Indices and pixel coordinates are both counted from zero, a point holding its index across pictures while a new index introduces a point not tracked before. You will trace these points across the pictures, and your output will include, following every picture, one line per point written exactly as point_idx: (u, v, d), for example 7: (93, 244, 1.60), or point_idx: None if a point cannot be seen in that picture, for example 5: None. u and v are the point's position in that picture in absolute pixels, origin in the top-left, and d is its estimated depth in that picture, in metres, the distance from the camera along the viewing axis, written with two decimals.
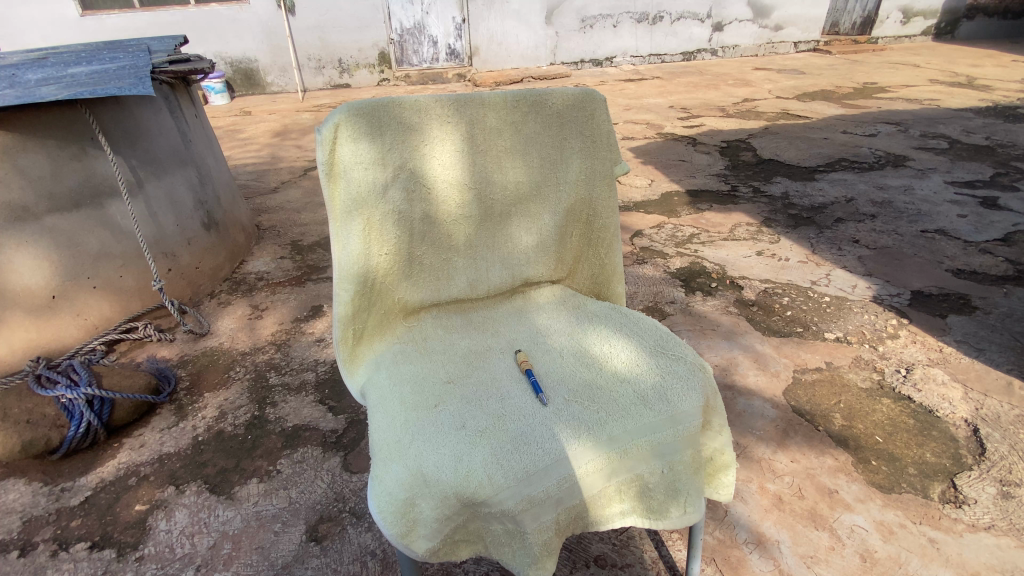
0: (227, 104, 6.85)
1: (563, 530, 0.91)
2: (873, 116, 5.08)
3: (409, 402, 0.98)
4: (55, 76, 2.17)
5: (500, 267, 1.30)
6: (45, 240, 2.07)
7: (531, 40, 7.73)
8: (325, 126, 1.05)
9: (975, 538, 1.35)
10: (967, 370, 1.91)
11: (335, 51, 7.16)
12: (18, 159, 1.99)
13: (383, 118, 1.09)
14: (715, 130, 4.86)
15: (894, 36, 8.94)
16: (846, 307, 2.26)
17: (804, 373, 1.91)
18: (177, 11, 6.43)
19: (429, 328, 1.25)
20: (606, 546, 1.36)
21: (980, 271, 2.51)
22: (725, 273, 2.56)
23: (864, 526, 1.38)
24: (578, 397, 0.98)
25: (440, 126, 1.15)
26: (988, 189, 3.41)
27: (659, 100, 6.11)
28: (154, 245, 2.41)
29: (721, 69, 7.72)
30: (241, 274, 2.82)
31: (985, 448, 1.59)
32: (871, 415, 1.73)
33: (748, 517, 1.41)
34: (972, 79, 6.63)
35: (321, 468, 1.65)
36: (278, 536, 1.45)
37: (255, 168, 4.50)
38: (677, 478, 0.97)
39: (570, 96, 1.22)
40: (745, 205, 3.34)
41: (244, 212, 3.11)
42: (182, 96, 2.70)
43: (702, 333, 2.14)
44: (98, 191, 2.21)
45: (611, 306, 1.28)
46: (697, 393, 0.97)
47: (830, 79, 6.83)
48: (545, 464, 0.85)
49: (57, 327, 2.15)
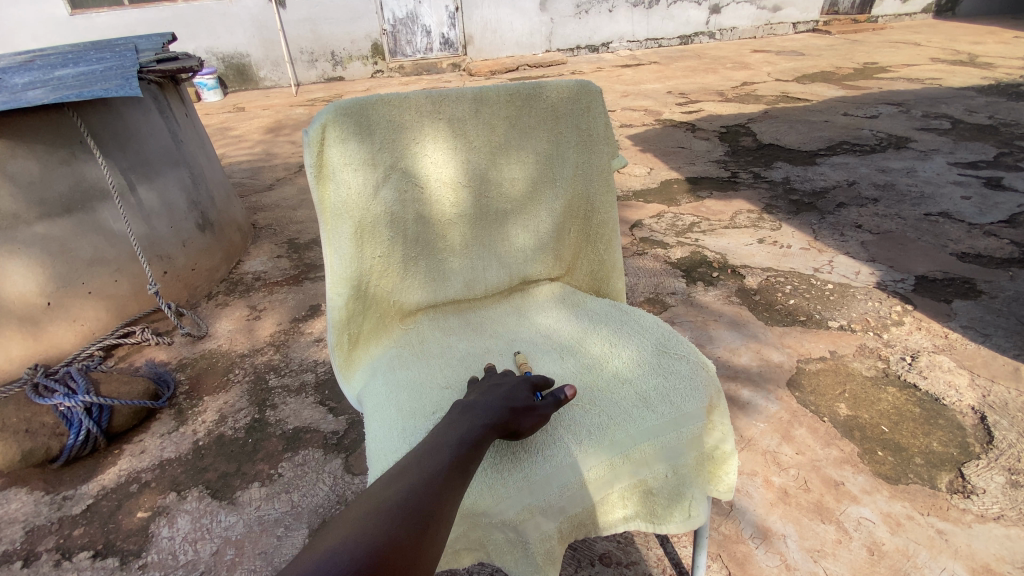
0: (219, 100, 6.78)
1: (566, 537, 0.90)
2: (875, 97, 5.01)
3: (406, 410, 0.95)
4: (42, 79, 2.13)
5: (497, 266, 1.28)
6: (37, 246, 2.05)
7: (525, 28, 7.62)
8: (313, 127, 1.02)
9: (984, 528, 1.34)
10: (973, 356, 1.88)
11: (327, 44, 7.07)
12: (7, 167, 1.96)
13: (371, 117, 1.06)
14: (713, 115, 4.81)
15: (894, 14, 8.80)
16: (849, 295, 2.24)
17: (808, 363, 1.89)
18: (166, 7, 6.34)
19: (426, 330, 1.22)
20: (610, 544, 1.35)
21: (985, 254, 2.47)
22: (726, 263, 2.53)
23: (871, 518, 1.37)
24: (579, 401, 0.95)
25: (431, 123, 1.13)
26: (992, 170, 3.37)
27: (657, 86, 6.04)
28: (148, 248, 2.39)
29: (719, 53, 7.61)
30: (238, 274, 2.79)
31: (992, 436, 1.57)
32: (876, 405, 1.71)
33: (754, 512, 1.40)
34: (975, 56, 6.53)
35: (323, 470, 1.63)
36: (281, 541, 1.44)
37: (250, 165, 4.46)
38: (681, 482, 0.95)
39: (566, 89, 1.19)
40: (746, 192, 3.30)
41: (239, 211, 3.07)
42: (171, 96, 2.66)
43: (704, 324, 2.12)
44: (89, 195, 2.18)
45: (611, 305, 1.25)
46: (701, 394, 0.95)
47: (830, 60, 6.73)
48: (546, 473, 0.84)
49: (54, 334, 2.13)
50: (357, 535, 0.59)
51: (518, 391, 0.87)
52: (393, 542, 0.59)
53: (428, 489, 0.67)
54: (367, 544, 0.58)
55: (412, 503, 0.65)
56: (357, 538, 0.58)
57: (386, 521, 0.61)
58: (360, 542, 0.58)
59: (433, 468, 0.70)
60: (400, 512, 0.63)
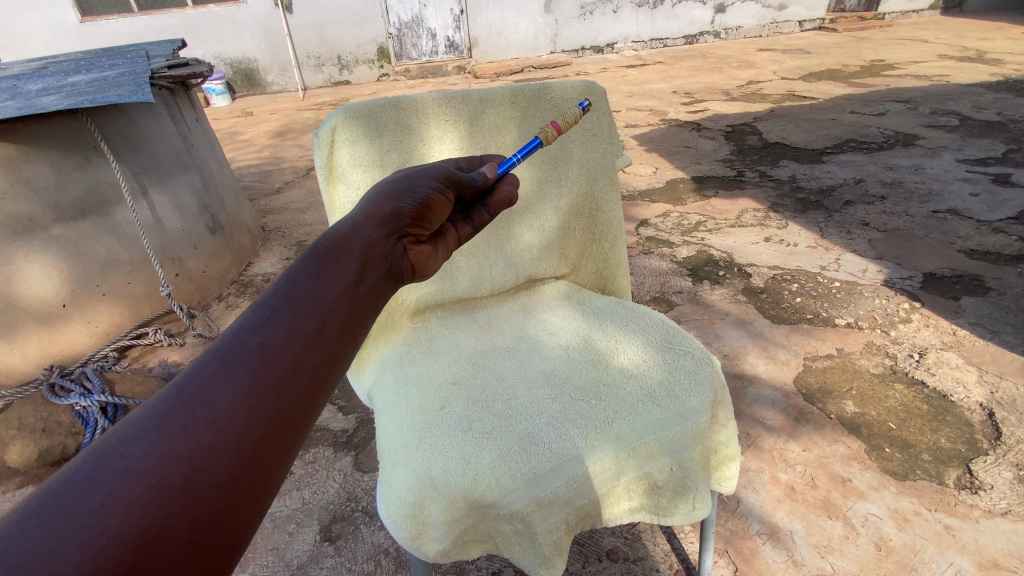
0: (228, 105, 6.87)
1: (573, 529, 0.92)
2: (882, 95, 4.99)
3: (416, 405, 0.97)
4: (56, 86, 2.18)
5: (503, 264, 1.31)
6: (52, 249, 2.09)
7: (530, 29, 7.65)
8: (324, 129, 1.10)
9: (991, 524, 1.34)
10: (982, 352, 1.88)
11: (334, 48, 7.13)
12: (22, 171, 2.00)
13: (380, 119, 1.13)
14: (719, 114, 4.80)
15: (901, 11, 8.77)
16: (856, 292, 2.24)
17: (815, 360, 1.89)
18: (175, 14, 6.42)
19: (433, 328, 1.24)
20: (617, 540, 1.36)
21: (994, 250, 2.46)
22: (733, 261, 2.53)
23: (878, 514, 1.37)
24: (585, 396, 0.97)
25: (437, 124, 1.18)
26: (1001, 166, 3.34)
27: (662, 85, 6.04)
28: (160, 251, 2.43)
29: (725, 52, 7.60)
30: (248, 276, 2.83)
31: (1000, 432, 1.57)
32: (884, 402, 1.71)
33: (761, 508, 1.41)
34: (983, 52, 6.48)
35: (333, 468, 1.66)
36: (293, 537, 1.46)
37: (259, 169, 4.51)
38: (686, 475, 0.96)
39: (571, 89, 1.21)
40: (752, 190, 3.30)
41: (249, 214, 3.11)
42: (182, 101, 2.70)
43: (710, 322, 2.12)
44: (102, 199, 2.22)
45: (617, 302, 1.26)
46: (706, 388, 0.96)
47: (837, 58, 6.70)
48: (552, 464, 0.85)
49: (68, 335, 2.18)
50: (129, 448, 0.45)
51: (410, 193, 0.78)
52: (197, 445, 0.47)
53: (238, 370, 0.52)
54: (154, 459, 0.45)
55: (223, 382, 0.51)
56: (135, 454, 0.45)
57: (184, 417, 0.48)
58: (142, 460, 0.44)
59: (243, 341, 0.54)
60: (206, 402, 0.49)
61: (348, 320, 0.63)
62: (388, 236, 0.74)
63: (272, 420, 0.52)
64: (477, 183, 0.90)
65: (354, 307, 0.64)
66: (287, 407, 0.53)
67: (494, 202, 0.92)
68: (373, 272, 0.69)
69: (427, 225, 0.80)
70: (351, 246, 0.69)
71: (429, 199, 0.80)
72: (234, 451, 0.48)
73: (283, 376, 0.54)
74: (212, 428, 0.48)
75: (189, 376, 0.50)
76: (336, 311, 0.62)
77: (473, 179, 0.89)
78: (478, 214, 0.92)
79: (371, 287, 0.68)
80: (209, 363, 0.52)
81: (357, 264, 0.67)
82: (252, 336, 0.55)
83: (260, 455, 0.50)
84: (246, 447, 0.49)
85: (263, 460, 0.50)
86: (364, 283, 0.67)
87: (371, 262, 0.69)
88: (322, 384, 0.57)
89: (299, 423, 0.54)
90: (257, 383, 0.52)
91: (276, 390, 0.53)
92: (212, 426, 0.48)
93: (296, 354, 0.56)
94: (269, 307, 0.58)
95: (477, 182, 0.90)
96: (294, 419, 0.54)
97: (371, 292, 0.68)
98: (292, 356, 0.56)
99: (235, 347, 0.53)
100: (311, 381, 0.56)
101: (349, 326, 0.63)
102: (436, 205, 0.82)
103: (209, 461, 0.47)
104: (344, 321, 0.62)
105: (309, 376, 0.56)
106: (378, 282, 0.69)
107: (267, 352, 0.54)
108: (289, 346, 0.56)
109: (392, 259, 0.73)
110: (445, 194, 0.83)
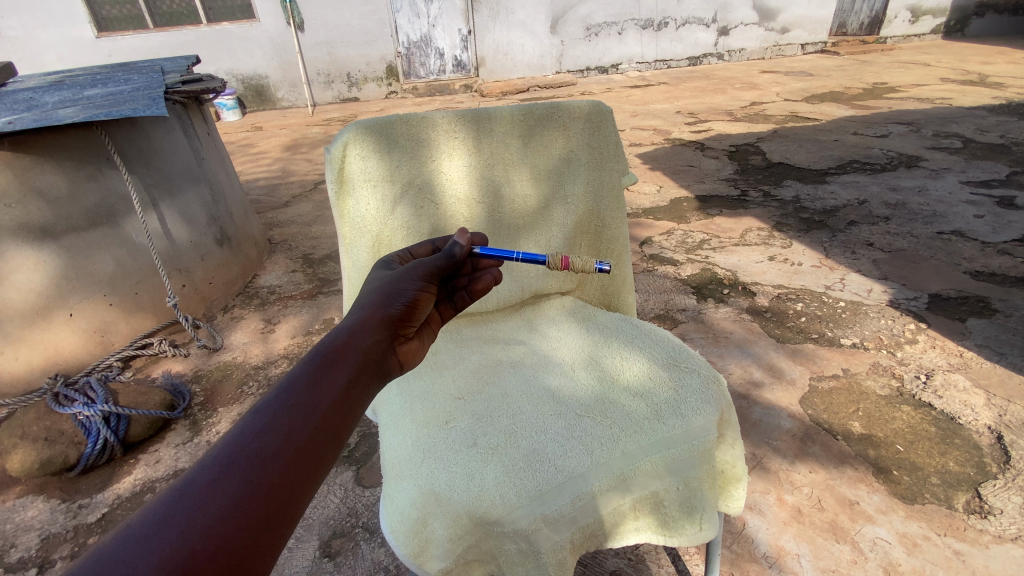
0: (239, 120, 6.99)
1: (577, 548, 0.90)
2: (885, 117, 5.03)
3: (422, 420, 0.97)
4: (71, 99, 2.22)
5: (509, 281, 1.34)
6: (62, 259, 2.12)
7: (536, 50, 7.79)
8: (336, 145, 1.14)
9: (1001, 549, 1.31)
10: (990, 375, 1.86)
11: (343, 66, 7.27)
12: (36, 183, 2.04)
13: (391, 135, 1.17)
14: (723, 134, 4.84)
15: (904, 35, 8.87)
16: (862, 312, 2.23)
17: (821, 381, 1.88)
18: (189, 31, 6.57)
19: (439, 343, 1.25)
20: (620, 561, 1.34)
21: (1000, 272, 2.45)
22: (737, 280, 2.54)
23: (886, 538, 1.35)
24: (591, 413, 0.97)
25: (447, 141, 1.22)
26: (1005, 189, 3.35)
27: (666, 106, 6.13)
28: (168, 262, 2.44)
29: (728, 73, 7.70)
30: (253, 288, 2.84)
31: (1009, 456, 1.55)
32: (890, 423, 1.69)
33: (767, 531, 1.39)
34: (985, 76, 6.54)
35: (334, 482, 1.64)
36: (291, 551, 1.44)
37: (267, 182, 4.56)
38: (693, 494, 0.95)
39: (577, 109, 1.23)
40: (756, 209, 3.31)
41: (255, 226, 3.14)
42: (194, 115, 2.75)
43: (715, 341, 2.12)
44: (113, 211, 2.25)
45: (622, 319, 1.26)
46: (711, 406, 0.96)
47: (839, 80, 6.78)
48: (557, 483, 0.85)
49: (70, 345, 2.17)
50: (131, 554, 0.48)
51: (397, 292, 0.85)
52: (190, 553, 0.51)
53: (236, 473, 0.57)
54: (150, 568, 0.48)
55: (221, 488, 0.55)
56: (133, 561, 0.48)
57: (181, 523, 0.52)
58: (140, 564, 0.48)
59: (245, 443, 0.60)
60: (202, 509, 0.53)
61: (339, 422, 0.68)
62: (382, 337, 0.80)
63: (259, 522, 0.56)
64: (456, 257, 0.97)
65: (347, 409, 0.70)
66: (274, 507, 0.58)
67: (477, 287, 1.01)
68: (367, 371, 0.75)
69: (413, 323, 0.87)
70: (348, 350, 0.74)
71: (415, 298, 0.87)
72: (222, 555, 0.52)
73: (275, 478, 0.59)
74: (206, 534, 0.52)
75: (192, 480, 0.55)
76: (331, 411, 0.68)
77: (452, 256, 0.96)
78: (460, 296, 1.01)
79: (365, 386, 0.74)
80: (210, 469, 0.57)
81: (352, 365, 0.73)
82: (251, 442, 0.60)
83: (244, 551, 0.54)
84: (232, 554, 0.53)
85: (248, 562, 0.54)
86: (357, 383, 0.73)
87: (366, 361, 0.75)
88: (310, 484, 0.62)
89: (284, 523, 0.58)
90: (251, 489, 0.57)
91: (267, 494, 0.58)
92: (208, 532, 0.52)
93: (290, 458, 0.61)
94: (270, 411, 0.64)
95: (455, 257, 0.97)
96: (280, 520, 0.58)
97: (362, 391, 0.73)
98: (285, 462, 0.61)
99: (234, 453, 0.59)
100: (299, 483, 0.61)
101: (340, 428, 0.68)
102: (421, 302, 0.88)
103: (199, 564, 0.50)
104: (336, 424, 0.67)
105: (297, 473, 0.61)
106: (370, 381, 0.75)
107: (264, 457, 0.59)
108: (283, 451, 0.61)
109: (384, 359, 0.79)
110: (429, 289, 0.90)
